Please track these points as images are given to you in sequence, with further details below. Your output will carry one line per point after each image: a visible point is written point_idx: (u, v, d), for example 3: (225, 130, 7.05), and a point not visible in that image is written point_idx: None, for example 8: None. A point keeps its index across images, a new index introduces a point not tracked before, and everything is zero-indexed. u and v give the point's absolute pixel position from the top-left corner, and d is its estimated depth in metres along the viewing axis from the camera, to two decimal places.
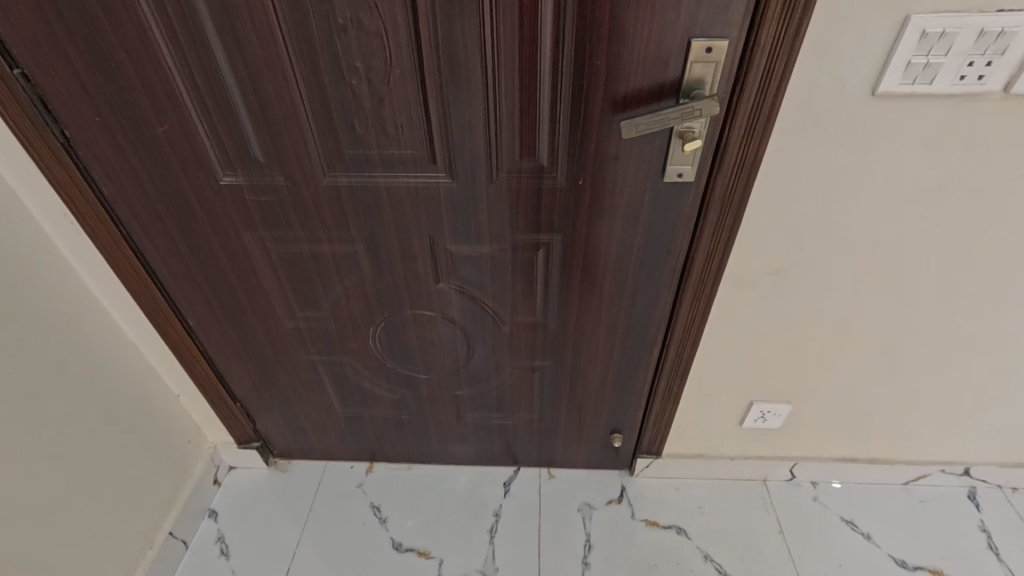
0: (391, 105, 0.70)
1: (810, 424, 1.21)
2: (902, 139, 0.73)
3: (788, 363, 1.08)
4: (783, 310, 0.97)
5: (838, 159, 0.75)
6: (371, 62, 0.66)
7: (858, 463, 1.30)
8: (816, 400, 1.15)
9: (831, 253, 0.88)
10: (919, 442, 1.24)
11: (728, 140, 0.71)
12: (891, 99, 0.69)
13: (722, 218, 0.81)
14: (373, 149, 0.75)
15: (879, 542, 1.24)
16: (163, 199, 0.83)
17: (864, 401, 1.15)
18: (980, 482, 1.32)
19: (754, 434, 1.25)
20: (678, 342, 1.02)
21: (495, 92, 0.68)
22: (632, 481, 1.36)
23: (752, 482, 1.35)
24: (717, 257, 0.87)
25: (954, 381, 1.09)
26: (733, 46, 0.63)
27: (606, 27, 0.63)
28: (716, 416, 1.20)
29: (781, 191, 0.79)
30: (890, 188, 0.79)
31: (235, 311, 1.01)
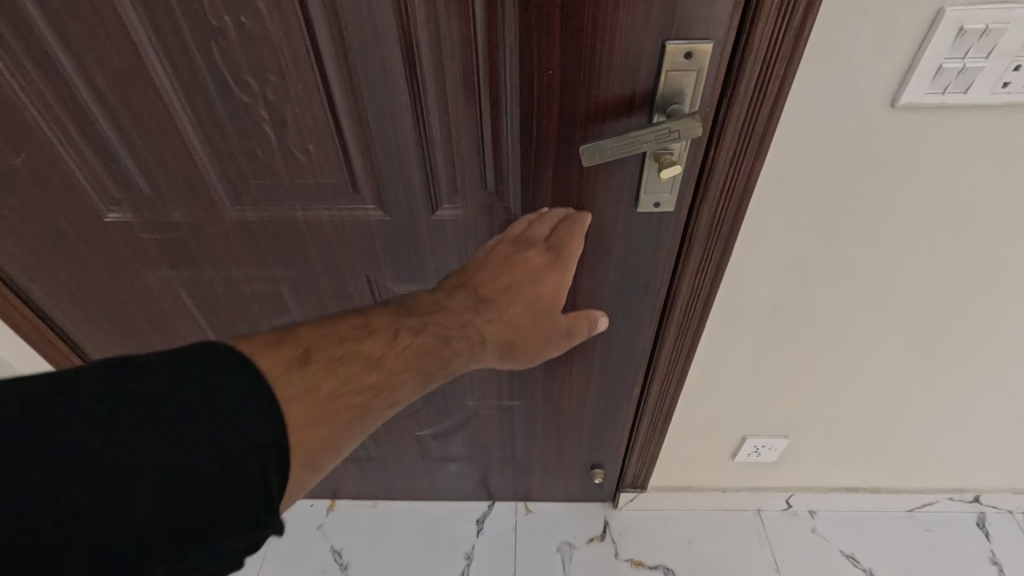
0: (297, 129, 0.56)
1: (808, 454, 1.10)
2: (923, 155, 0.61)
3: (785, 394, 0.97)
4: (780, 340, 0.86)
5: (846, 177, 0.63)
6: (264, 75, 0.52)
7: (860, 492, 1.19)
8: (815, 431, 1.04)
9: (835, 280, 0.76)
10: (927, 471, 1.14)
11: (713, 166, 0.59)
12: (913, 110, 0.57)
13: (707, 253, 0.69)
14: (284, 178, 0.61)
15: None
16: (40, 243, 0.69)
17: (868, 430, 1.04)
18: (990, 508, 1.21)
19: (748, 467, 1.14)
20: (661, 379, 0.91)
21: (424, 115, 0.55)
22: (616, 514, 1.25)
23: (746, 512, 1.23)
24: (703, 295, 0.75)
25: (965, 408, 0.99)
26: (718, 53, 0.50)
27: (558, 30, 0.49)
28: (706, 448, 1.10)
29: (777, 213, 0.68)
30: (907, 209, 0.67)
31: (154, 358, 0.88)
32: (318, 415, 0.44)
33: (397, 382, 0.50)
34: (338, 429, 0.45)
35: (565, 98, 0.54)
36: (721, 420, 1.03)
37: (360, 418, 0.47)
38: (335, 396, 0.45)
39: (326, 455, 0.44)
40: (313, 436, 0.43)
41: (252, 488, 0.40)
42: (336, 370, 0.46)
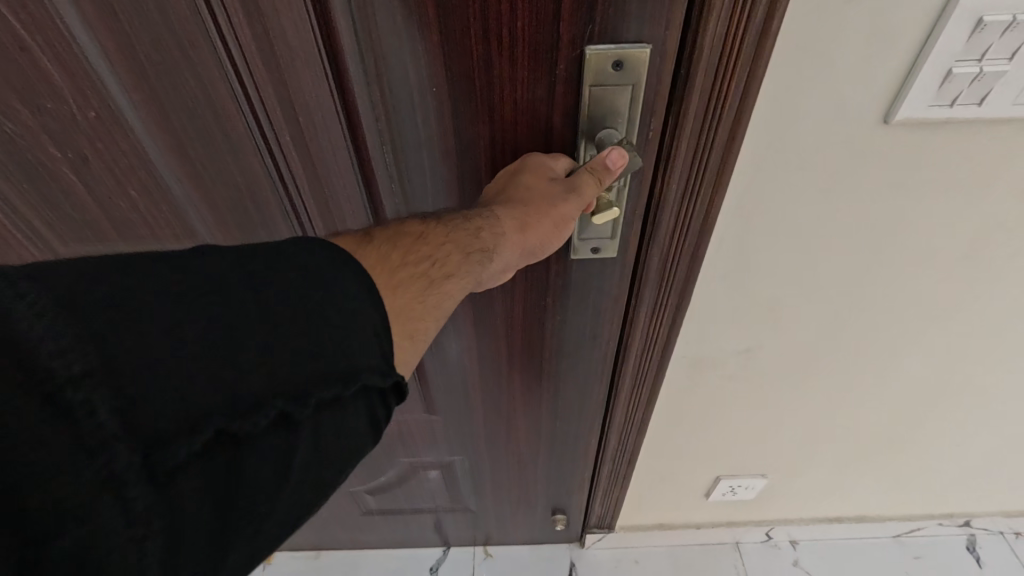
0: (114, 158, 0.48)
1: (788, 488, 1.00)
2: (918, 176, 0.50)
3: (762, 433, 0.86)
4: (754, 381, 0.75)
5: (828, 206, 0.52)
6: (55, 100, 0.44)
7: (844, 522, 1.08)
8: (795, 467, 0.94)
9: (812, 315, 0.65)
10: (917, 500, 1.05)
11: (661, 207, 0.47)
12: (914, 125, 0.46)
13: (661, 303, 0.57)
14: (105, 215, 0.52)
15: None
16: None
17: (854, 465, 0.94)
18: (979, 529, 1.11)
19: (725, 504, 1.04)
20: (621, 430, 0.79)
21: (272, 127, 0.45)
22: (582, 554, 1.12)
23: (723, 547, 1.11)
24: (661, 345, 0.64)
25: (957, 437, 0.89)
26: (659, 65, 0.38)
27: (435, 46, 0.38)
28: (679, 486, 0.99)
29: (742, 250, 0.56)
30: (900, 238, 0.56)
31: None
32: (393, 280, 0.34)
33: (449, 251, 0.37)
34: (420, 289, 0.35)
35: (461, 119, 0.42)
36: (692, 460, 0.92)
37: (431, 288, 0.36)
38: (407, 264, 0.35)
39: (421, 327, 0.35)
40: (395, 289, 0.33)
41: (369, 312, 0.31)
42: (403, 241, 0.35)
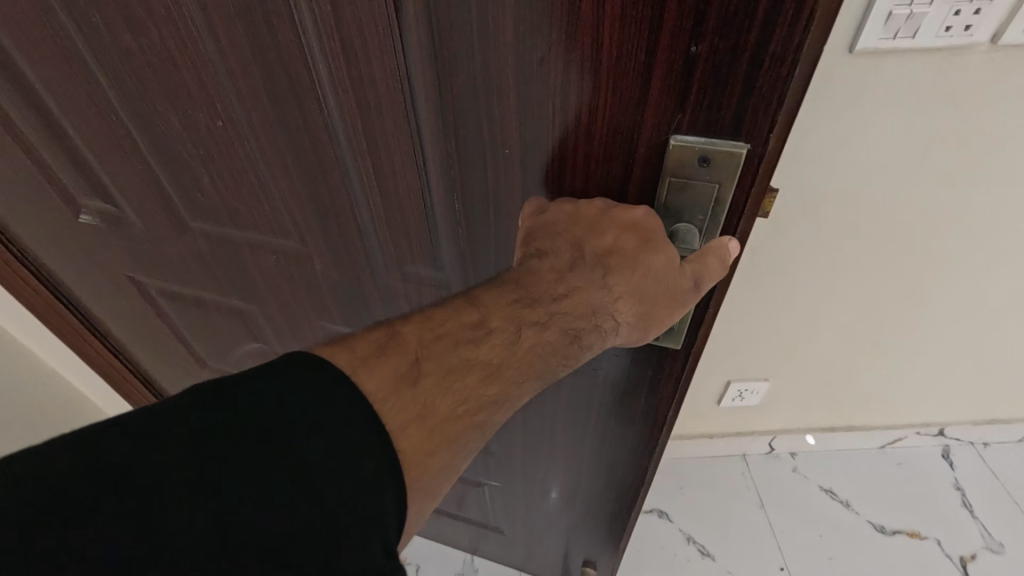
0: (230, 165, 0.55)
1: (785, 397, 1.14)
2: (878, 98, 0.64)
3: (762, 345, 1.00)
4: (755, 286, 0.89)
5: (811, 125, 0.67)
6: (194, 115, 0.52)
7: (837, 431, 1.24)
8: (793, 374, 1.07)
9: (799, 223, 0.79)
10: (898, 408, 1.19)
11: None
12: (867, 57, 0.60)
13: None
14: (221, 205, 0.61)
15: (858, 509, 1.21)
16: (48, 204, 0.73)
17: (842, 377, 1.09)
18: (953, 440, 1.27)
19: (732, 411, 1.18)
20: None
21: (358, 155, 0.50)
22: None
23: (731, 458, 1.28)
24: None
25: (931, 349, 1.03)
26: (751, 164, 0.37)
27: (511, 112, 0.41)
28: (691, 395, 1.13)
29: None
30: (869, 153, 0.70)
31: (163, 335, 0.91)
32: (434, 443, 0.36)
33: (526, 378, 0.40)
34: (450, 457, 0.37)
35: (536, 185, 0.44)
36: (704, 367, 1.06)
37: (484, 430, 0.39)
38: (453, 415, 0.37)
39: (449, 478, 0.38)
40: (422, 468, 0.36)
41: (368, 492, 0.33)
42: (454, 384, 0.37)
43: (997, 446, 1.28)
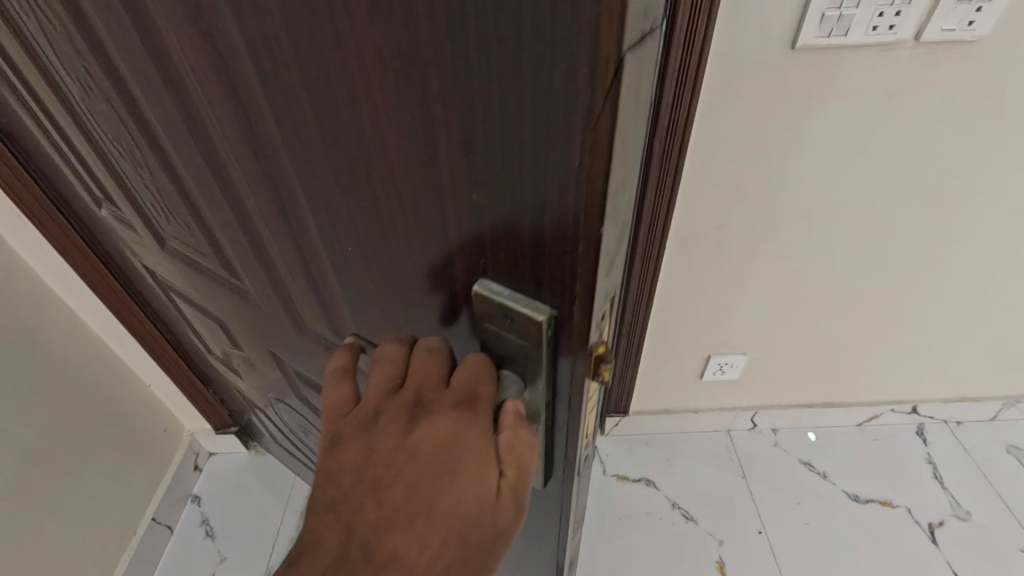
0: (142, 191, 0.48)
1: (766, 373, 1.22)
2: (821, 87, 0.73)
3: (739, 320, 1.09)
4: (730, 264, 0.97)
5: (768, 113, 0.76)
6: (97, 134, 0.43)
7: (815, 408, 1.32)
8: (771, 348, 1.15)
9: (765, 204, 0.88)
10: (872, 384, 1.27)
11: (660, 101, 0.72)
12: (810, 53, 0.70)
13: (662, 178, 0.81)
14: (153, 220, 0.54)
15: (834, 479, 1.28)
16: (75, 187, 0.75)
17: (817, 352, 1.17)
18: (927, 419, 1.35)
19: (716, 387, 1.26)
20: (631, 308, 1.03)
21: (232, 224, 0.40)
22: (604, 439, 1.38)
23: (716, 433, 1.37)
24: (663, 218, 0.87)
25: (896, 323, 1.11)
26: (563, 329, 0.29)
27: (327, 227, 0.33)
28: (677, 370, 1.21)
29: (717, 149, 0.80)
30: (819, 138, 0.79)
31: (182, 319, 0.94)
32: None
33: None
34: None
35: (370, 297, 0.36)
36: (687, 343, 1.14)
37: None
38: None
39: None
40: None
41: None
42: None
43: (969, 425, 1.36)
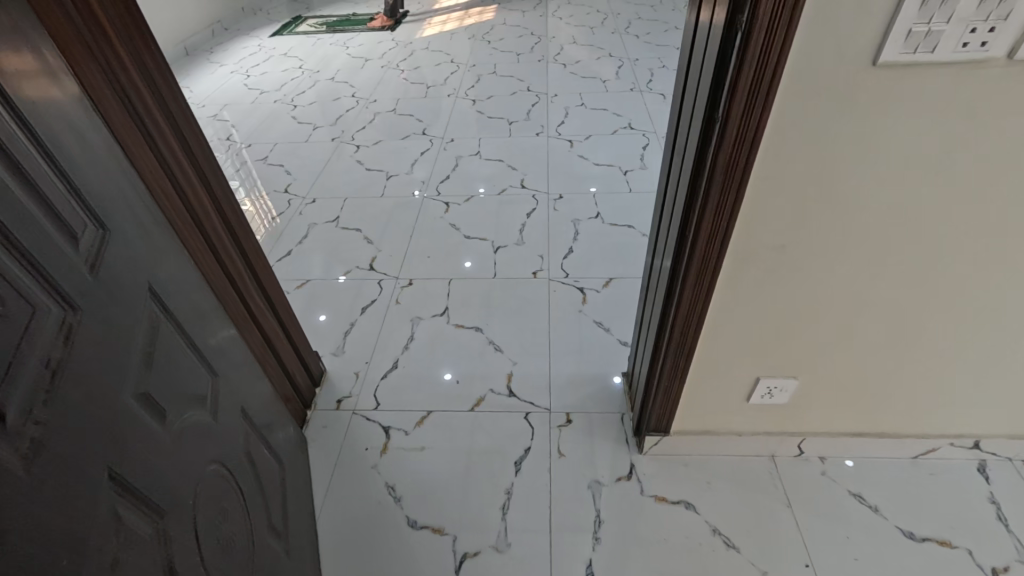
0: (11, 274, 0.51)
1: (816, 400, 1.17)
2: (902, 103, 0.70)
3: (793, 342, 1.05)
4: (788, 286, 0.94)
5: (844, 130, 0.73)
6: None
7: (867, 437, 1.26)
8: (824, 372, 1.11)
9: (832, 224, 0.84)
10: (931, 416, 1.21)
11: (728, 117, 0.71)
12: (893, 69, 0.67)
13: (724, 194, 0.80)
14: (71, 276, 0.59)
15: (888, 514, 1.22)
16: (118, 188, 0.73)
17: (874, 378, 1.12)
18: (990, 455, 1.28)
19: (765, 412, 1.21)
20: (682, 321, 1.01)
21: None
22: (642, 458, 1.35)
23: (760, 458, 1.32)
24: (721, 235, 0.85)
25: (962, 353, 1.06)
26: None
27: None
28: (723, 392, 1.17)
29: (786, 166, 0.77)
30: (895, 158, 0.76)
31: (212, 328, 0.93)
32: None
33: None
34: None
35: None
36: (736, 365, 1.11)
37: None
38: None
39: None
40: None
41: None
42: None
43: None
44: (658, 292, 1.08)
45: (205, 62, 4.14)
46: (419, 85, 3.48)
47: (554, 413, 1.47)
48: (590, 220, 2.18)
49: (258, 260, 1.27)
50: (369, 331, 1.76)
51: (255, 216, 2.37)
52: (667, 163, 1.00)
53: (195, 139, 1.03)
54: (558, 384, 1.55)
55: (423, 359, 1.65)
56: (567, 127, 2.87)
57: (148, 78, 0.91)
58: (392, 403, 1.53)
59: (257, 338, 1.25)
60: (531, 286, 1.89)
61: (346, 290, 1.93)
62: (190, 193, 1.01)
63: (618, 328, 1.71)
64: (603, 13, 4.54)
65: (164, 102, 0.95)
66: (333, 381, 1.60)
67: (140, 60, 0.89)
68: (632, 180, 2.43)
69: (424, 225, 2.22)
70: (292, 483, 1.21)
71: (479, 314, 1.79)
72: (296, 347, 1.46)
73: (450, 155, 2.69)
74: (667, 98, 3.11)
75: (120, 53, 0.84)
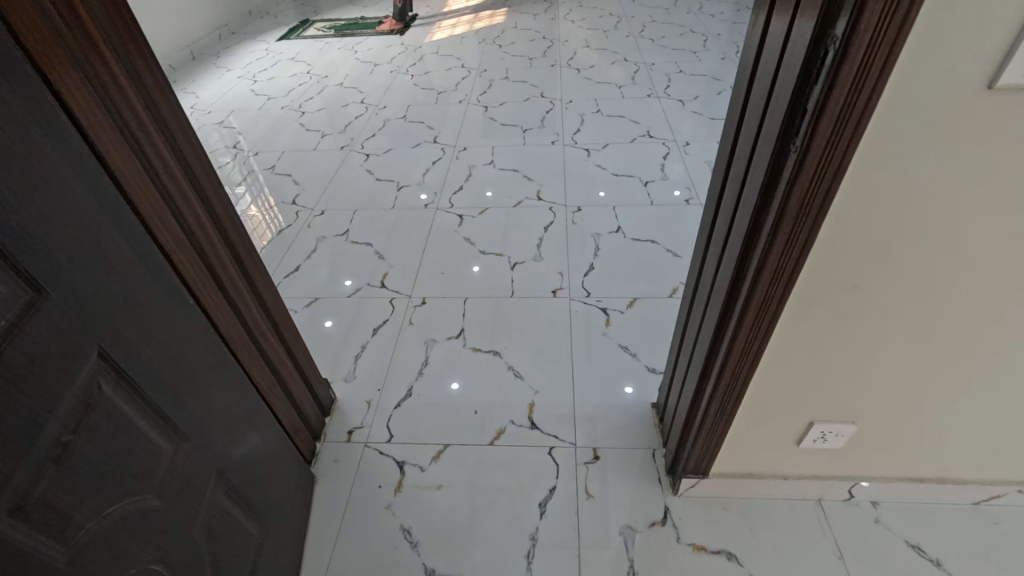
0: None
1: (874, 445, 1.07)
2: (1014, 133, 0.60)
3: (856, 387, 0.95)
4: (856, 328, 0.84)
5: (942, 161, 0.63)
6: None
7: (926, 483, 1.16)
8: (886, 417, 1.01)
9: (915, 264, 0.74)
10: (1000, 463, 1.10)
11: (808, 148, 0.62)
12: (1010, 94, 0.57)
13: (795, 232, 0.70)
14: None
15: (951, 569, 1.11)
16: (72, 228, 0.62)
17: (941, 424, 1.01)
18: None
19: (816, 456, 1.11)
20: (734, 364, 0.91)
21: None
22: (676, 501, 1.25)
23: (806, 502, 1.22)
24: (787, 275, 0.76)
25: None
26: None
27: None
28: (772, 436, 1.08)
29: (871, 202, 0.67)
30: (999, 192, 0.66)
31: (188, 376, 0.82)
32: None
33: None
34: None
35: None
36: (789, 409, 1.01)
37: None
38: None
39: None
40: None
41: None
42: None
43: None
44: (705, 328, 0.99)
45: (212, 67, 4.07)
46: (430, 90, 3.39)
47: (581, 448, 1.37)
48: (610, 234, 2.08)
49: (263, 284, 1.18)
50: (381, 355, 1.66)
51: (258, 223, 2.32)
52: (719, 189, 0.90)
53: (194, 156, 0.93)
54: (583, 416, 1.45)
55: (438, 386, 1.56)
56: (583, 135, 2.77)
57: (140, 88, 0.81)
58: (407, 435, 1.43)
59: (264, 370, 1.15)
60: (551, 306, 1.79)
61: (356, 309, 1.84)
62: (189, 217, 0.91)
63: (646, 354, 1.61)
64: (616, 16, 4.44)
65: (160, 117, 0.85)
66: (344, 410, 1.51)
67: (132, 71, 0.80)
68: (653, 191, 2.32)
69: (437, 239, 2.13)
70: (278, 540, 1.10)
71: (497, 337, 1.69)
72: (305, 376, 1.37)
73: (463, 164, 2.59)
74: (686, 104, 3.00)
75: (107, 63, 0.74)
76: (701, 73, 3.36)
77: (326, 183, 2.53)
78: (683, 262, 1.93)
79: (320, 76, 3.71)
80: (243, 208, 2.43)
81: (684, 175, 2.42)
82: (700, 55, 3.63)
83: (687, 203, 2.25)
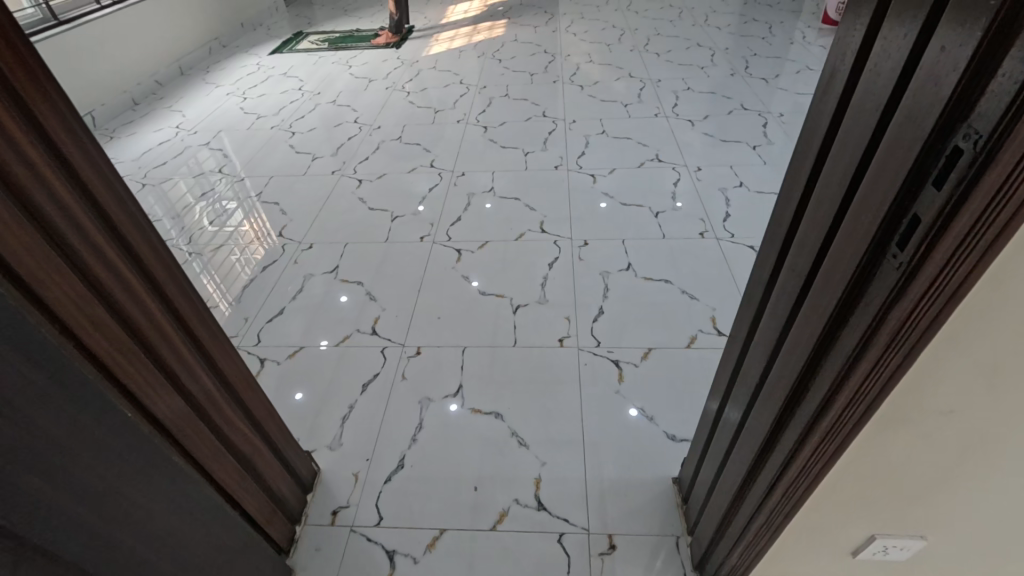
0: None
1: (946, 559, 0.91)
2: None
3: (931, 506, 0.79)
4: (942, 452, 0.69)
5: None
6: None
7: None
8: (964, 534, 0.85)
9: None
10: None
11: (917, 268, 0.47)
12: None
13: (883, 362, 0.55)
14: None
15: None
16: None
17: None
18: None
19: (873, 566, 0.96)
20: (788, 483, 0.76)
21: None
22: None
23: None
24: (865, 405, 0.60)
25: None
26: None
27: None
28: (824, 547, 0.92)
29: (987, 326, 0.52)
30: None
31: (95, 510, 0.66)
32: None
33: None
34: None
35: None
36: (847, 524, 0.85)
37: None
38: None
39: None
40: None
41: None
42: None
43: None
44: (749, 430, 0.83)
45: (201, 82, 3.92)
46: (426, 109, 3.24)
47: (594, 535, 1.21)
48: (620, 273, 1.93)
49: (226, 359, 1.01)
50: (370, 416, 1.50)
51: (251, 234, 2.31)
52: (770, 271, 0.75)
53: (137, 228, 0.77)
54: (596, 494, 1.29)
55: (434, 455, 1.40)
56: (588, 159, 2.62)
57: (72, 149, 0.66)
58: (397, 517, 1.27)
59: (230, 463, 1.00)
60: (558, 357, 1.63)
61: (344, 360, 1.68)
62: (129, 301, 0.75)
63: (663, 417, 1.45)
64: (619, 29, 4.31)
65: (86, 188, 0.68)
66: (329, 484, 1.35)
67: (44, 135, 0.62)
68: (664, 222, 2.17)
69: (434, 278, 1.98)
70: None
71: (499, 396, 1.53)
72: (280, 454, 1.21)
73: (461, 191, 2.44)
74: (696, 124, 2.86)
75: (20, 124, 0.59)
76: (709, 91, 3.23)
77: (316, 213, 2.38)
78: (700, 306, 1.77)
79: (313, 92, 3.57)
80: (236, 227, 2.38)
81: (697, 203, 2.27)
82: (707, 71, 3.49)
83: (702, 235, 2.09)
